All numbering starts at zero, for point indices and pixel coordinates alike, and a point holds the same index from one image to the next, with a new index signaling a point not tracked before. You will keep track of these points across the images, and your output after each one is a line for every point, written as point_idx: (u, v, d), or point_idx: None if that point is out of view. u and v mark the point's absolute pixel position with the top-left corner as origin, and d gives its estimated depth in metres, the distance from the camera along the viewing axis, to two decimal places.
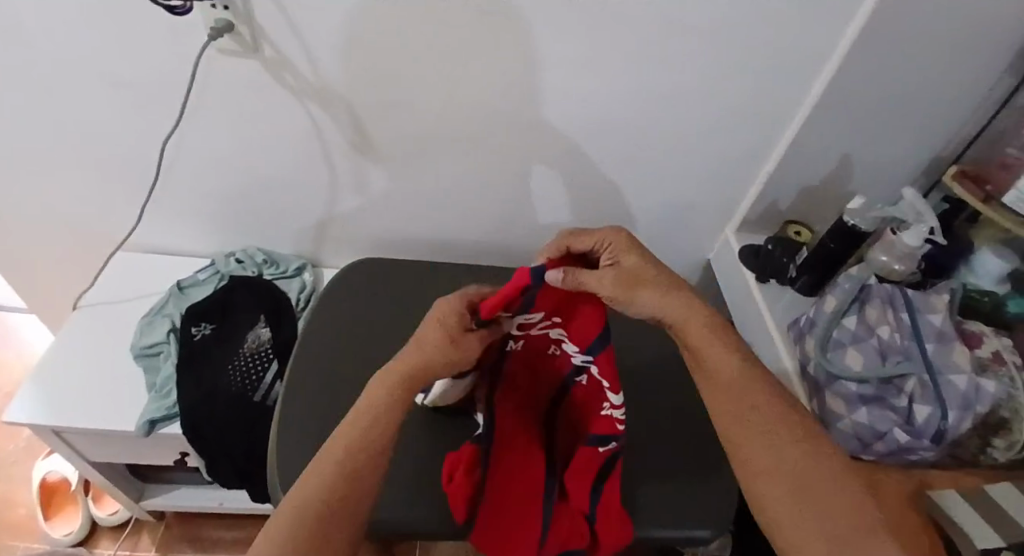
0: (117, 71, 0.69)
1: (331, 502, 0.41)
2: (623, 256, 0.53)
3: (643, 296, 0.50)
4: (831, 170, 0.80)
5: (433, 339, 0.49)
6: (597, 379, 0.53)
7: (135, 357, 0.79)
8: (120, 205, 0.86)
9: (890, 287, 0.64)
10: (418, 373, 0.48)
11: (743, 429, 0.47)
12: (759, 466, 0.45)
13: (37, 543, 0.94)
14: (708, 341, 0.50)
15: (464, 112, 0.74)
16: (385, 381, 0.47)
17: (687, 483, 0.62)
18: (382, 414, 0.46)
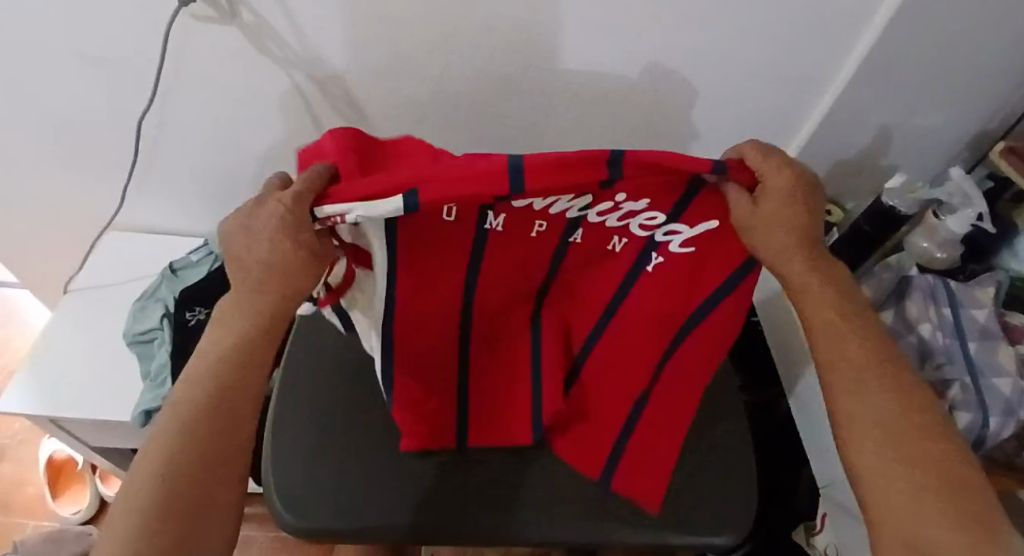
0: (82, 43, 0.63)
1: (183, 481, 0.37)
2: (777, 197, 0.38)
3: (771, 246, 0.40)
4: (868, 143, 0.73)
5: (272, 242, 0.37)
6: (598, 230, 0.42)
7: (129, 343, 0.76)
8: (104, 185, 0.82)
9: (933, 279, 0.58)
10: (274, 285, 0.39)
11: (841, 373, 0.41)
12: (861, 415, 0.39)
13: (47, 521, 0.95)
14: (822, 292, 0.41)
15: (464, 82, 0.67)
16: (233, 314, 0.41)
17: (706, 484, 0.59)
18: (245, 346, 0.40)
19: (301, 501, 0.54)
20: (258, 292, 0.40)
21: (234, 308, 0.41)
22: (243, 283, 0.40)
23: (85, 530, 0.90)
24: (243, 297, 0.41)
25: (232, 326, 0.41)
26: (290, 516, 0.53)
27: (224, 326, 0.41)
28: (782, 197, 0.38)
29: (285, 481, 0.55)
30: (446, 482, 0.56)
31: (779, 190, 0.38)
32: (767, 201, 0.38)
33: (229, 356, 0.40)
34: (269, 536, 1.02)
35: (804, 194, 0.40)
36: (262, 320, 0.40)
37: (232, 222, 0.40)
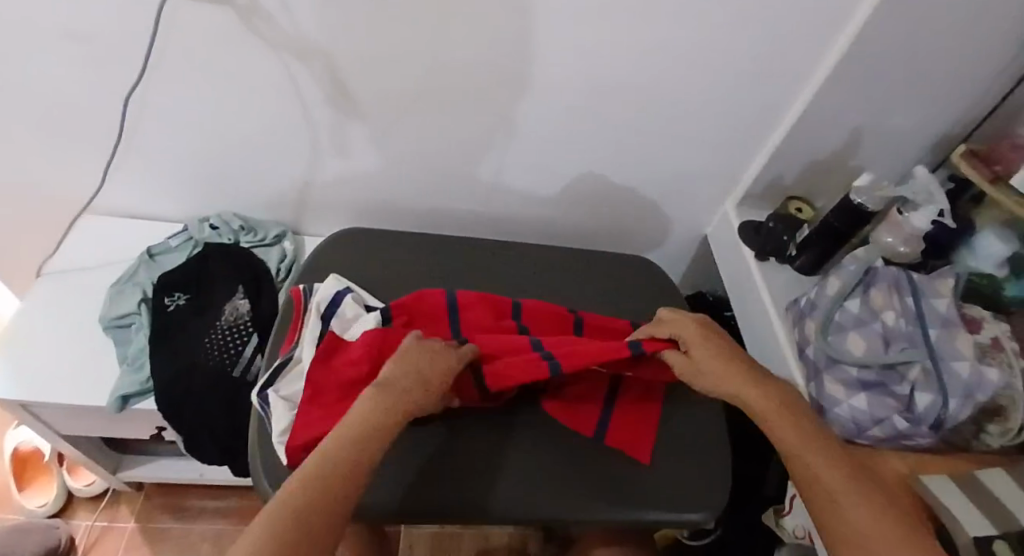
0: (71, 19, 0.62)
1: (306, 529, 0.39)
2: (698, 341, 0.57)
3: (713, 379, 0.54)
4: (839, 144, 0.77)
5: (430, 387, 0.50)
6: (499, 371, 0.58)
7: (105, 328, 0.75)
8: (82, 166, 0.80)
9: (897, 271, 0.62)
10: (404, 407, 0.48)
11: (823, 493, 0.44)
12: (853, 536, 0.41)
13: (9, 515, 0.92)
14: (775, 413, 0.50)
15: (456, 71, 0.68)
16: (378, 396, 0.48)
17: (682, 463, 0.61)
18: (375, 438, 0.45)
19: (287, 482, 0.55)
20: (398, 406, 0.48)
21: (369, 407, 0.47)
22: (383, 394, 0.48)
23: (50, 524, 0.89)
24: (380, 399, 0.48)
25: (364, 421, 0.46)
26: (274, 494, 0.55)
27: (361, 416, 0.47)
28: (698, 336, 0.57)
29: (268, 463, 0.56)
30: (427, 461, 0.57)
31: (692, 331, 0.58)
32: (692, 343, 0.57)
33: (362, 435, 0.45)
34: None
35: (722, 340, 0.58)
36: (396, 406, 0.48)
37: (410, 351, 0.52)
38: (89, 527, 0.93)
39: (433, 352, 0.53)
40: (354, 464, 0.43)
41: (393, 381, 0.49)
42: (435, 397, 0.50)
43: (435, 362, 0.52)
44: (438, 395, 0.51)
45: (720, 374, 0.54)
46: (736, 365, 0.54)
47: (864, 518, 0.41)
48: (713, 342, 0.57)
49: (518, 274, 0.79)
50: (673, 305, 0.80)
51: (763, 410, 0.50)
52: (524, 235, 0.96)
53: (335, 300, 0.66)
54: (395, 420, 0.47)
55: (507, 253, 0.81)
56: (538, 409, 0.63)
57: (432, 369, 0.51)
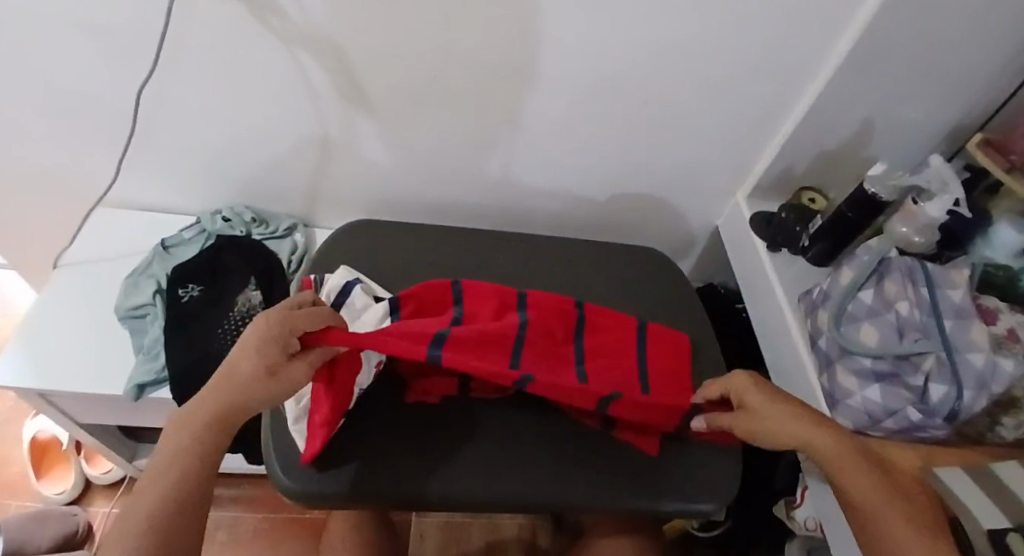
0: (86, 14, 0.62)
1: (161, 497, 0.45)
2: (752, 390, 0.57)
3: (777, 428, 0.53)
4: (851, 134, 0.76)
5: (242, 366, 0.49)
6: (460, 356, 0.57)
7: (121, 318, 0.76)
8: (96, 160, 0.81)
9: (910, 261, 0.61)
10: (220, 398, 0.49)
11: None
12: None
13: (29, 502, 0.94)
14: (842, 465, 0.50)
15: (465, 64, 0.68)
16: (201, 399, 0.50)
17: (685, 450, 0.61)
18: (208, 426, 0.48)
19: (293, 463, 0.55)
20: (211, 397, 0.49)
21: (205, 397, 0.50)
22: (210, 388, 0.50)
23: (68, 510, 0.91)
24: (210, 393, 0.49)
25: (201, 410, 0.49)
26: (286, 480, 0.54)
27: (198, 408, 0.49)
28: (751, 386, 0.57)
29: (280, 450, 0.56)
30: (440, 447, 0.58)
31: (743, 383, 0.58)
32: (746, 395, 0.57)
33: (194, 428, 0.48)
34: (256, 518, 1.02)
35: (779, 393, 0.56)
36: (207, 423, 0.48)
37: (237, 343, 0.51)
38: (107, 515, 0.94)
39: (245, 338, 0.51)
40: (178, 469, 0.47)
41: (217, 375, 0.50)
42: (242, 375, 0.49)
43: (250, 342, 0.50)
44: (252, 371, 0.48)
45: (783, 424, 0.53)
46: (800, 413, 0.53)
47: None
48: (768, 390, 0.56)
49: (525, 266, 0.79)
50: (684, 298, 0.79)
51: (839, 465, 0.50)
52: (534, 226, 0.96)
53: (348, 289, 0.66)
54: (206, 416, 0.48)
55: (515, 244, 0.81)
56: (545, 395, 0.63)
57: (240, 356, 0.49)
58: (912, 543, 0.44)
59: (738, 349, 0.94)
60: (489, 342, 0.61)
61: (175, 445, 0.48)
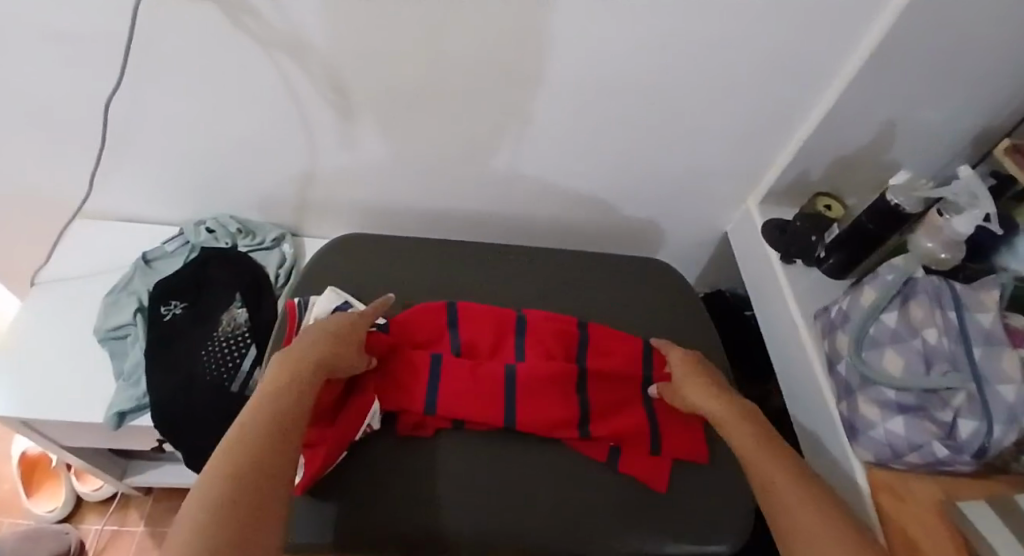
0: (45, 20, 0.57)
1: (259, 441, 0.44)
2: (685, 361, 0.64)
3: (691, 397, 0.60)
4: (870, 138, 0.71)
5: (340, 343, 0.56)
6: (462, 387, 0.59)
7: (101, 340, 0.72)
8: (69, 172, 0.77)
9: (938, 281, 0.56)
10: (319, 359, 0.53)
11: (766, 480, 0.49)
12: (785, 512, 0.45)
13: (21, 520, 0.92)
14: (740, 429, 0.55)
15: (457, 68, 0.63)
16: (281, 368, 0.52)
17: (694, 491, 0.59)
18: (293, 384, 0.50)
19: (297, 518, 0.54)
20: (302, 360, 0.53)
21: (279, 369, 0.52)
22: (288, 359, 0.53)
23: (60, 529, 0.89)
24: (288, 363, 0.52)
25: (279, 374, 0.51)
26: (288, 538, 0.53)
27: (272, 378, 0.51)
28: (685, 361, 0.64)
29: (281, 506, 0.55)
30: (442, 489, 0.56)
31: (680, 356, 0.64)
32: (678, 368, 0.63)
33: (281, 384, 0.50)
34: None
35: (705, 369, 0.63)
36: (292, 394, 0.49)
37: (310, 330, 0.57)
38: (99, 532, 0.92)
39: (321, 329, 0.57)
40: (274, 421, 0.46)
41: (297, 350, 0.54)
42: (349, 352, 0.56)
43: (337, 327, 0.58)
44: (355, 354, 0.57)
45: (699, 393, 0.60)
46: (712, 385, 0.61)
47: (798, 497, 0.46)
48: (698, 366, 0.63)
49: (524, 280, 0.75)
50: (692, 312, 0.75)
51: (725, 419, 0.56)
52: (535, 233, 0.92)
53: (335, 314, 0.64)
54: (308, 378, 0.51)
55: (513, 257, 0.77)
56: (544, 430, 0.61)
57: (324, 343, 0.55)
58: (768, 468, 0.50)
59: (746, 360, 0.91)
60: (484, 384, 0.60)
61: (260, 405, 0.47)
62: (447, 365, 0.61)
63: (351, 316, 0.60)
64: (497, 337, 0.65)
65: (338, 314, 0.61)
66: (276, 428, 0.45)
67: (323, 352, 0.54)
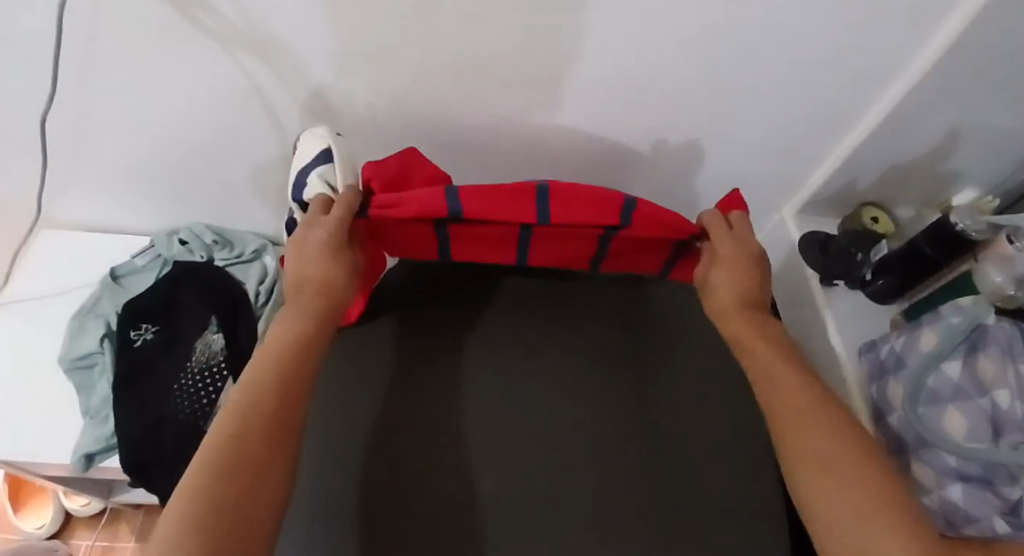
0: None
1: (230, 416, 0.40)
2: (729, 259, 0.54)
3: (726, 304, 0.54)
4: (932, 144, 0.61)
5: (322, 272, 0.48)
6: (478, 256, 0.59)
7: (66, 370, 0.66)
8: (19, 186, 0.69)
9: (1011, 329, 0.49)
10: (316, 293, 0.49)
11: (784, 411, 0.45)
12: (804, 454, 0.42)
13: (10, 535, 0.90)
14: (769, 364, 0.49)
15: (449, 71, 0.54)
16: (297, 299, 0.49)
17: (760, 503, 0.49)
18: (298, 334, 0.46)
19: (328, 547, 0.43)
20: (307, 294, 0.49)
21: (296, 310, 0.48)
22: (298, 290, 0.49)
23: (48, 547, 0.86)
24: (298, 297, 0.49)
25: (282, 330, 0.47)
26: None
27: (283, 324, 0.47)
28: (731, 256, 0.54)
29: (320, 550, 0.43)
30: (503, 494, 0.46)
31: (728, 249, 0.54)
32: (722, 262, 0.54)
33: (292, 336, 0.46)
34: None
35: (753, 265, 0.54)
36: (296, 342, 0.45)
37: (295, 247, 0.51)
38: (90, 547, 0.90)
39: (308, 253, 0.49)
40: (263, 384, 0.42)
41: (297, 276, 0.50)
42: (336, 279, 0.50)
43: (310, 259, 0.49)
44: (345, 287, 0.50)
45: (731, 300, 0.53)
46: (747, 292, 0.53)
47: (820, 442, 0.42)
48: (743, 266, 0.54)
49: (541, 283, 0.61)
50: None
51: (745, 339, 0.51)
52: None
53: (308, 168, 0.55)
54: (316, 333, 0.47)
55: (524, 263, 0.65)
56: (589, 307, 0.59)
57: (313, 274, 0.49)
58: (793, 408, 0.45)
59: None
60: (497, 241, 0.55)
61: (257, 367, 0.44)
62: (452, 233, 0.54)
63: (329, 215, 0.50)
64: (511, 213, 0.51)
65: (320, 216, 0.50)
66: (245, 396, 0.41)
67: (320, 288, 0.49)
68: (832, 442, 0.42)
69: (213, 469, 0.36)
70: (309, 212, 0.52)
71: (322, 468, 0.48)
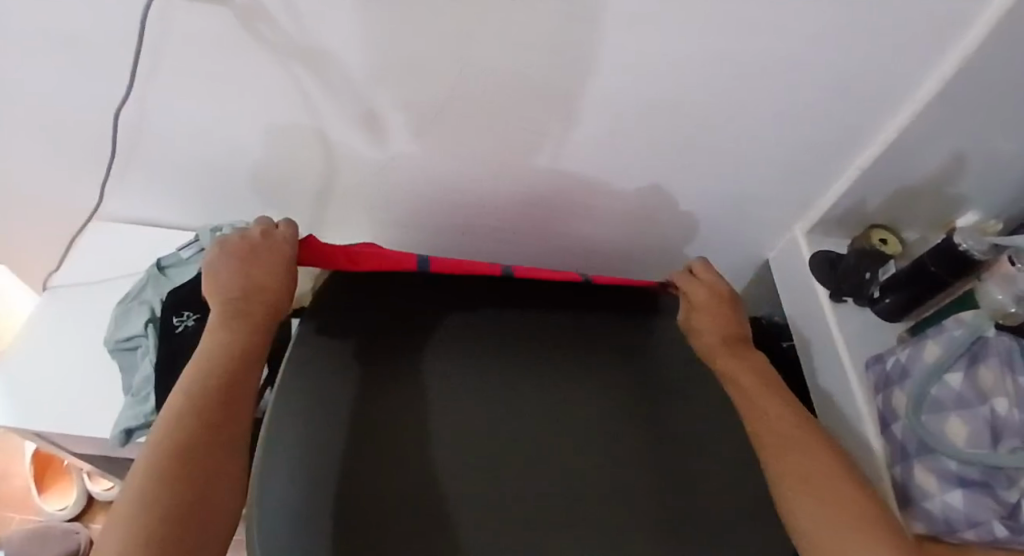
0: (49, 36, 0.54)
1: (209, 408, 0.44)
2: (705, 306, 0.66)
3: (710, 344, 0.63)
4: (935, 168, 0.65)
5: (269, 279, 0.56)
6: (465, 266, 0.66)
7: (111, 351, 0.71)
8: (81, 181, 0.75)
9: (1011, 342, 0.52)
10: (248, 299, 0.54)
11: (777, 438, 0.51)
12: (793, 474, 0.48)
13: (34, 516, 0.93)
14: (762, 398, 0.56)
15: (488, 88, 0.59)
16: (225, 305, 0.53)
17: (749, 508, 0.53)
18: (232, 335, 0.51)
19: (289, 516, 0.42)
20: (235, 302, 0.53)
21: (219, 315, 0.53)
22: (229, 292, 0.54)
23: (71, 528, 0.89)
24: (231, 298, 0.54)
25: (214, 324, 0.52)
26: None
27: (211, 330, 0.51)
28: (707, 302, 0.66)
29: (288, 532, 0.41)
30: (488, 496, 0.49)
31: (705, 297, 0.66)
32: (703, 307, 0.66)
33: (220, 339, 0.50)
34: None
35: (730, 307, 0.66)
36: (232, 355, 0.49)
37: (236, 249, 0.58)
38: None
39: (251, 263, 0.57)
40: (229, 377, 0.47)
41: (228, 281, 0.55)
42: (274, 283, 0.56)
43: (257, 266, 0.57)
44: (280, 286, 0.56)
45: (715, 341, 0.63)
46: (727, 333, 0.64)
47: (802, 463, 0.48)
48: (718, 310, 0.65)
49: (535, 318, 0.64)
50: None
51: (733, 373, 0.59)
52: (566, 250, 0.88)
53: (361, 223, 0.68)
54: (252, 324, 0.52)
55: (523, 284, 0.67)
56: (540, 334, 0.63)
57: (248, 279, 0.55)
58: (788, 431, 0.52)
59: None
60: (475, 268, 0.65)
61: (205, 355, 0.49)
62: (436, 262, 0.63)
63: (284, 238, 0.60)
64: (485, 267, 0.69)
65: (274, 236, 0.60)
66: (211, 386, 0.46)
67: (252, 290, 0.55)
68: (818, 463, 0.48)
69: (186, 458, 0.41)
70: (271, 230, 0.60)
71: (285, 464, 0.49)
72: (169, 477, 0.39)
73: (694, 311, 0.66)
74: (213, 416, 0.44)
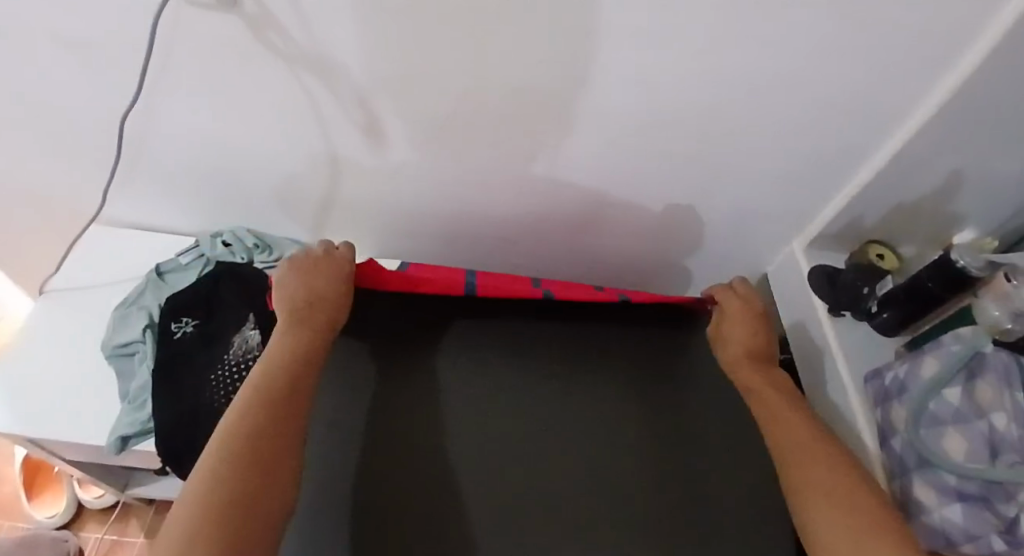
0: (59, 41, 0.54)
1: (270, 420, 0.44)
2: (735, 315, 0.64)
3: (737, 357, 0.62)
4: (932, 186, 0.66)
5: (328, 293, 0.56)
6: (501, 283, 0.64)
7: (107, 357, 0.70)
8: (85, 183, 0.74)
9: (1009, 358, 0.53)
10: (311, 312, 0.54)
11: (795, 455, 0.50)
12: (811, 487, 0.47)
13: (21, 523, 0.91)
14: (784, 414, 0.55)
15: (495, 100, 0.59)
16: (290, 320, 0.53)
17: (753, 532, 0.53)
18: (294, 346, 0.51)
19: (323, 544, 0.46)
20: (300, 316, 0.53)
21: (285, 328, 0.53)
22: (294, 306, 0.54)
23: (59, 537, 0.88)
24: (296, 312, 0.54)
25: (281, 335, 0.52)
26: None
27: (279, 341, 0.51)
28: (738, 312, 0.64)
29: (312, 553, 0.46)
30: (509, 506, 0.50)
31: (737, 306, 0.64)
32: (731, 318, 0.64)
33: (284, 351, 0.50)
34: None
35: (758, 317, 0.64)
36: (296, 367, 0.49)
37: (298, 266, 0.58)
38: (99, 541, 0.91)
39: (313, 277, 0.57)
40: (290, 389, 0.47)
41: (293, 295, 0.55)
42: (334, 297, 0.56)
43: (317, 280, 0.56)
44: (337, 301, 0.56)
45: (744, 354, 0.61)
46: (754, 346, 0.62)
47: (821, 476, 0.47)
48: (746, 320, 0.63)
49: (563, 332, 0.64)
50: None
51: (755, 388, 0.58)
52: (567, 260, 0.88)
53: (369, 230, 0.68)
54: (315, 337, 0.52)
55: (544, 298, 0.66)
56: (573, 346, 0.62)
57: (311, 294, 0.55)
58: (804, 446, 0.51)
59: None
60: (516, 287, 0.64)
61: (268, 367, 0.49)
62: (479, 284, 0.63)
63: (337, 254, 0.59)
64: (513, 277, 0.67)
65: (333, 254, 0.59)
66: (277, 400, 0.46)
67: (314, 303, 0.55)
68: (837, 478, 0.47)
69: (254, 469, 0.41)
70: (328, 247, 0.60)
71: (315, 482, 0.50)
72: (227, 493, 0.38)
73: (722, 322, 0.64)
74: (276, 426, 0.44)
